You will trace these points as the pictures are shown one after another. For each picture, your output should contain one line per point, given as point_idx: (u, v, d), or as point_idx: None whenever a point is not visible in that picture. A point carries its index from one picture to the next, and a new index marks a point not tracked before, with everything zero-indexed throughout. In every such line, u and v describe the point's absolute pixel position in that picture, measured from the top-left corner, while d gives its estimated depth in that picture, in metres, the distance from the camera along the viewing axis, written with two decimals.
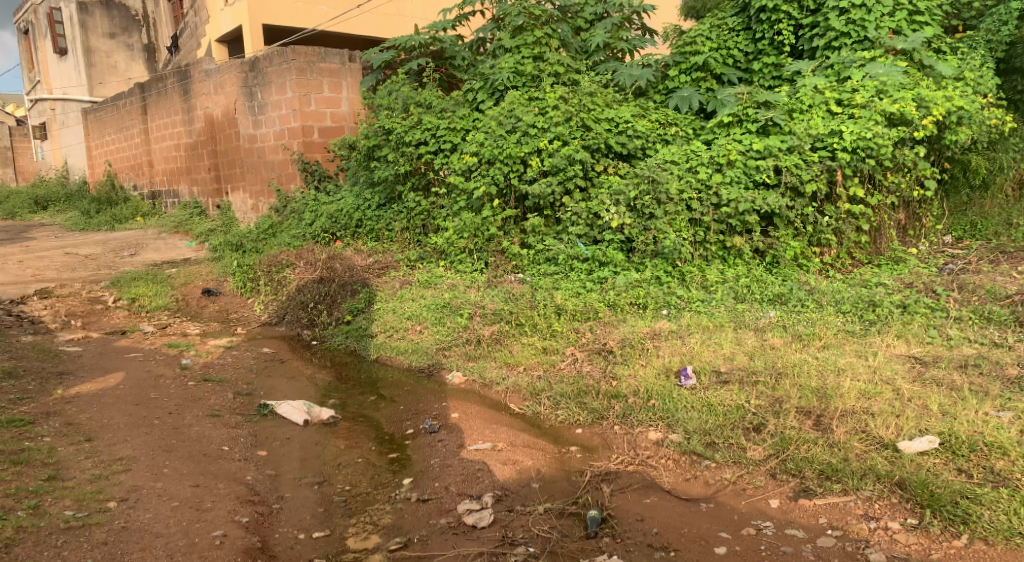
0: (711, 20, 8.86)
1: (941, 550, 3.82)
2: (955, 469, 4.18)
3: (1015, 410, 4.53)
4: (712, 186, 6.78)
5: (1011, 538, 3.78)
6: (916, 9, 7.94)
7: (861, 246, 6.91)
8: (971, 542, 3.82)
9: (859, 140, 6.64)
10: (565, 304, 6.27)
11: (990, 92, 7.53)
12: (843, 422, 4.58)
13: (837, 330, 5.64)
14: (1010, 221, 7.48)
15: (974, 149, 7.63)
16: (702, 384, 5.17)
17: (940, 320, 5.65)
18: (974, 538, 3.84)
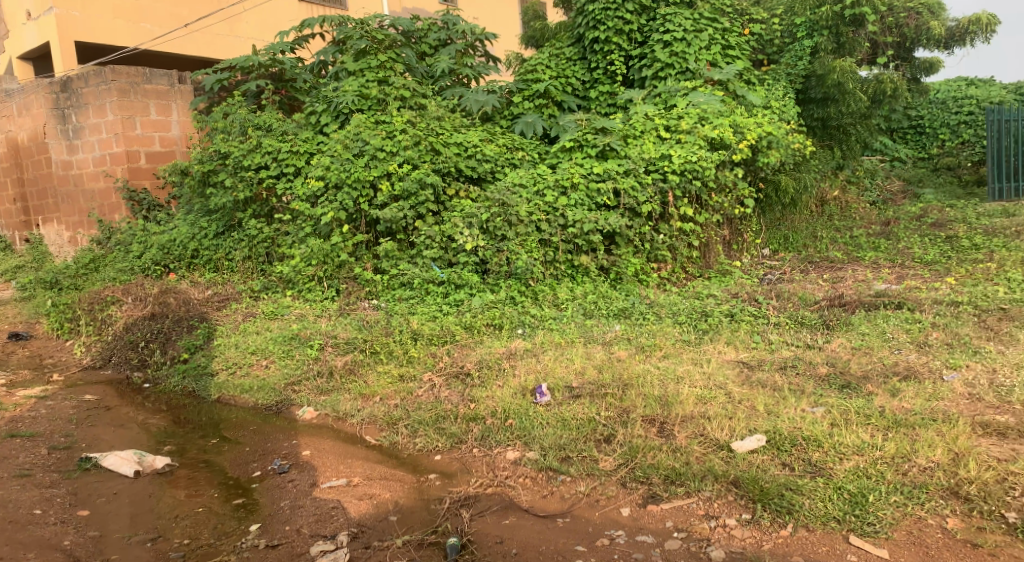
0: (550, 50, 9.52)
1: (771, 540, 4.02)
2: (779, 463, 4.43)
3: (825, 405, 4.91)
4: (558, 209, 7.12)
5: (828, 523, 4.03)
6: (728, 44, 9.04)
7: (693, 260, 7.55)
8: (796, 530, 4.04)
9: (686, 163, 7.29)
10: (421, 329, 6.27)
11: (792, 119, 8.64)
12: (684, 427, 4.84)
13: (675, 340, 6.03)
14: (815, 233, 8.87)
15: (783, 170, 8.46)
16: (556, 400, 5.30)
17: (763, 327, 6.21)
18: (798, 526, 4.06)
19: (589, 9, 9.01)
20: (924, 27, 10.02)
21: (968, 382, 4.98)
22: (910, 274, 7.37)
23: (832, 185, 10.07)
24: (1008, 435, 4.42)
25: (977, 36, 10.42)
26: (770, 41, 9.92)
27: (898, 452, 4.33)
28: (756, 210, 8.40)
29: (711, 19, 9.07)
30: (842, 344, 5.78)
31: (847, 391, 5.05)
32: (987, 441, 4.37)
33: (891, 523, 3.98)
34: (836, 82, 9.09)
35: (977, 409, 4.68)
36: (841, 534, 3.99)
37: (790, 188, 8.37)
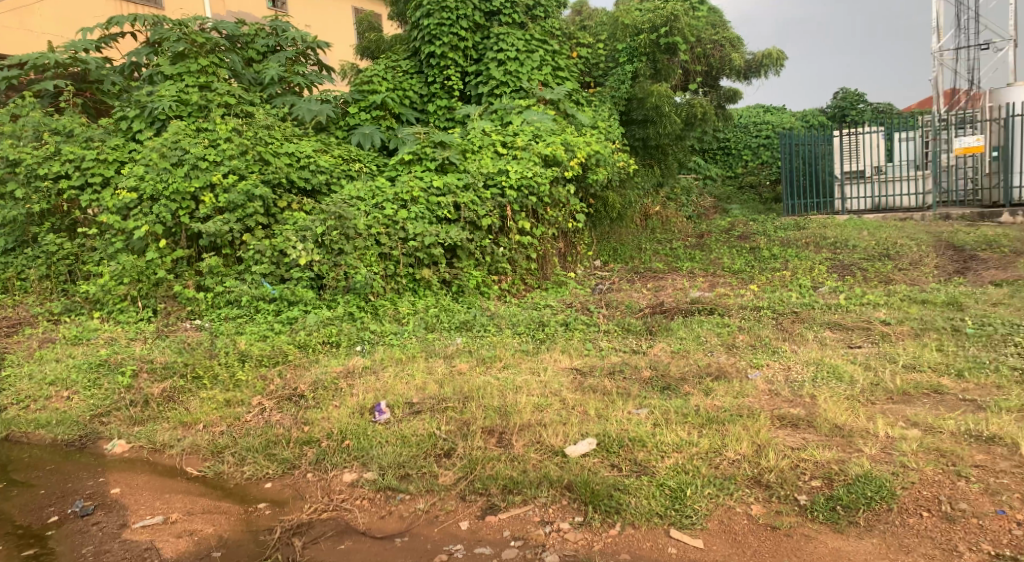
0: (386, 62, 9.45)
1: (601, 540, 4.14)
2: (609, 464, 4.60)
3: (649, 406, 5.16)
4: (398, 222, 7.11)
5: (651, 519, 4.19)
6: (558, 66, 9.42)
7: (531, 272, 7.73)
8: (623, 529, 4.18)
9: (523, 179, 7.51)
10: (250, 350, 6.03)
11: (618, 139, 9.08)
12: (522, 435, 4.93)
13: (514, 350, 6.15)
14: (640, 245, 9.51)
15: (611, 187, 8.87)
16: (396, 417, 5.25)
17: (593, 334, 6.48)
18: (625, 525, 4.20)
19: (423, 24, 9.07)
20: (726, 59, 10.95)
21: (768, 379, 5.41)
22: (722, 282, 7.96)
23: (654, 202, 10.70)
24: (799, 426, 4.76)
25: (769, 68, 11.46)
26: (595, 65, 10.50)
27: (710, 447, 4.59)
28: (588, 224, 8.77)
29: (542, 40, 9.43)
30: (663, 348, 6.14)
31: (667, 393, 5.34)
32: (783, 432, 4.71)
33: (706, 514, 4.18)
34: (655, 105, 9.67)
35: (776, 404, 5.06)
36: (662, 528, 4.15)
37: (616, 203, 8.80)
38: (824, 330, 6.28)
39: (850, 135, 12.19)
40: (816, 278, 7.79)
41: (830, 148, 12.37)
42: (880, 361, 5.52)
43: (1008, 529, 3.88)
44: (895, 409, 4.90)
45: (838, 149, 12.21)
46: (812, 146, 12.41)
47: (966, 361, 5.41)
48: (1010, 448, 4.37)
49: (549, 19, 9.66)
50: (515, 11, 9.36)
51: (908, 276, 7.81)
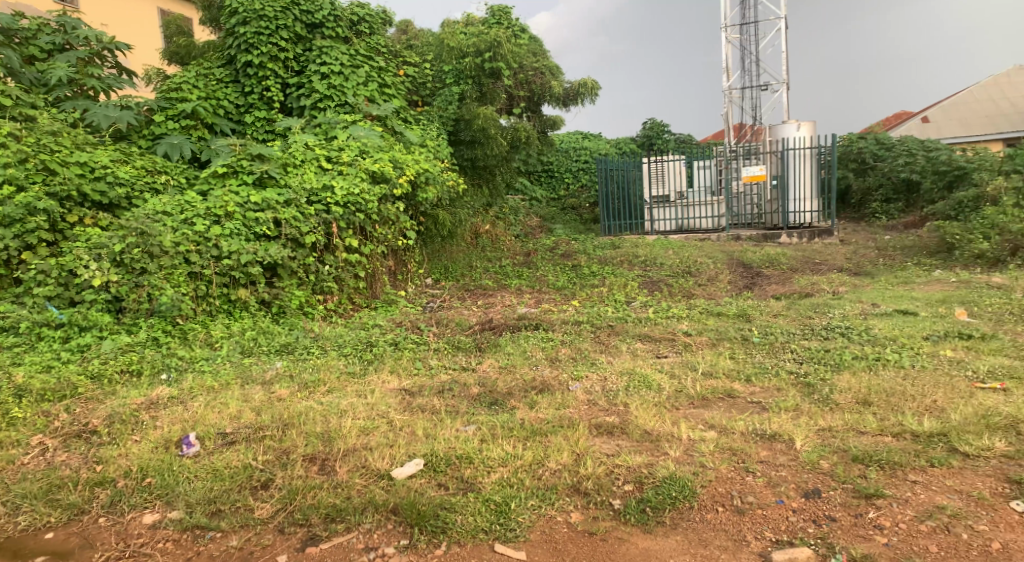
0: (197, 69, 8.85)
1: None
2: (436, 484, 4.45)
3: (477, 423, 5.07)
4: (211, 238, 6.60)
5: (477, 535, 4.09)
6: (385, 82, 9.28)
7: (360, 291, 7.50)
8: (449, 548, 4.05)
9: (349, 195, 7.28)
10: (30, 383, 5.34)
11: (447, 157, 9.04)
12: (345, 461, 4.67)
13: (339, 373, 5.88)
14: (471, 263, 9.50)
15: (441, 205, 8.80)
16: (206, 449, 4.83)
17: (423, 353, 6.33)
18: (451, 543, 4.08)
19: (239, 31, 8.61)
20: (547, 86, 11.32)
21: (587, 390, 5.51)
22: (547, 297, 8.10)
23: (484, 221, 10.74)
24: (614, 433, 4.86)
25: (585, 96, 11.89)
26: (423, 85, 10.33)
27: (534, 459, 4.56)
28: (419, 242, 8.61)
29: (368, 56, 9.31)
30: (491, 364, 6.10)
31: (494, 408, 5.29)
32: (600, 440, 4.78)
33: (529, 526, 4.14)
34: (482, 127, 9.73)
35: (594, 413, 5.15)
36: (487, 544, 4.06)
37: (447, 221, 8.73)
38: (636, 341, 6.53)
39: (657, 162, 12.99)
40: (629, 293, 8.13)
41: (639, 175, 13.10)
42: (683, 370, 5.81)
43: (784, 515, 4.04)
44: (695, 413, 5.13)
45: (646, 175, 12.95)
46: (624, 172, 13.08)
47: (754, 367, 5.81)
48: (788, 443, 4.61)
49: (374, 36, 9.60)
50: (339, 25, 9.21)
51: (706, 291, 8.36)
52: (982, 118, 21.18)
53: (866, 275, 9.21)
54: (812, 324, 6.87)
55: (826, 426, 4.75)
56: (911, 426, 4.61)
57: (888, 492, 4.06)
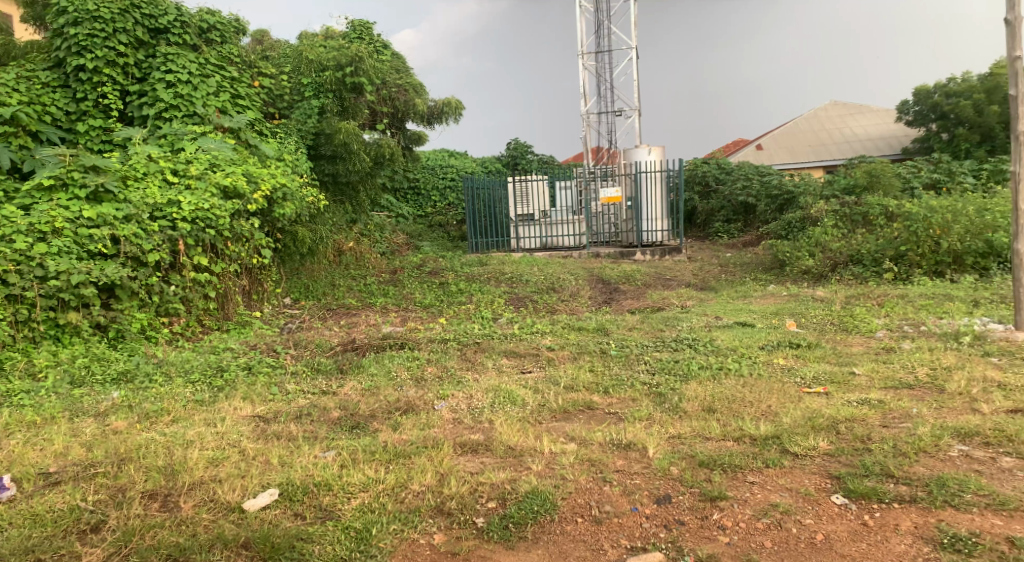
0: (18, 70, 8.11)
1: None
2: (292, 514, 4.38)
3: (337, 448, 5.02)
4: (34, 257, 6.16)
5: None
6: (238, 93, 9.02)
7: (210, 312, 7.26)
8: None
9: (197, 211, 7.07)
10: None
11: (305, 172, 8.94)
12: (191, 495, 4.50)
13: (185, 401, 5.64)
14: (333, 281, 9.37)
15: (300, 222, 8.57)
16: (24, 492, 4.53)
17: (279, 377, 6.19)
18: None
19: (68, 33, 8.09)
20: (410, 103, 11.43)
21: (453, 408, 5.57)
22: (412, 316, 8.13)
23: (348, 237, 10.46)
24: (478, 451, 4.94)
25: (448, 116, 12.27)
26: (279, 97, 9.87)
27: (396, 483, 4.57)
28: (275, 260, 8.43)
29: (219, 66, 9.02)
30: (353, 386, 6.03)
31: (357, 432, 5.25)
32: (464, 458, 4.85)
33: (391, 550, 4.13)
34: (343, 142, 9.71)
35: (459, 431, 5.21)
36: None
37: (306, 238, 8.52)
38: (501, 358, 6.67)
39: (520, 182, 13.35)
40: (496, 310, 8.29)
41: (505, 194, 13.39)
42: (546, 384, 5.98)
43: (639, 522, 4.25)
44: (557, 426, 5.31)
45: (510, 195, 13.27)
46: (488, 191, 13.36)
47: (611, 380, 6.07)
48: (641, 451, 4.87)
49: (226, 45, 9.24)
50: (186, 32, 8.83)
51: (568, 306, 8.66)
52: (807, 145, 23.15)
53: (711, 290, 9.85)
54: (663, 336, 7.27)
55: (675, 433, 5.05)
56: (748, 430, 4.98)
57: (730, 494, 4.36)
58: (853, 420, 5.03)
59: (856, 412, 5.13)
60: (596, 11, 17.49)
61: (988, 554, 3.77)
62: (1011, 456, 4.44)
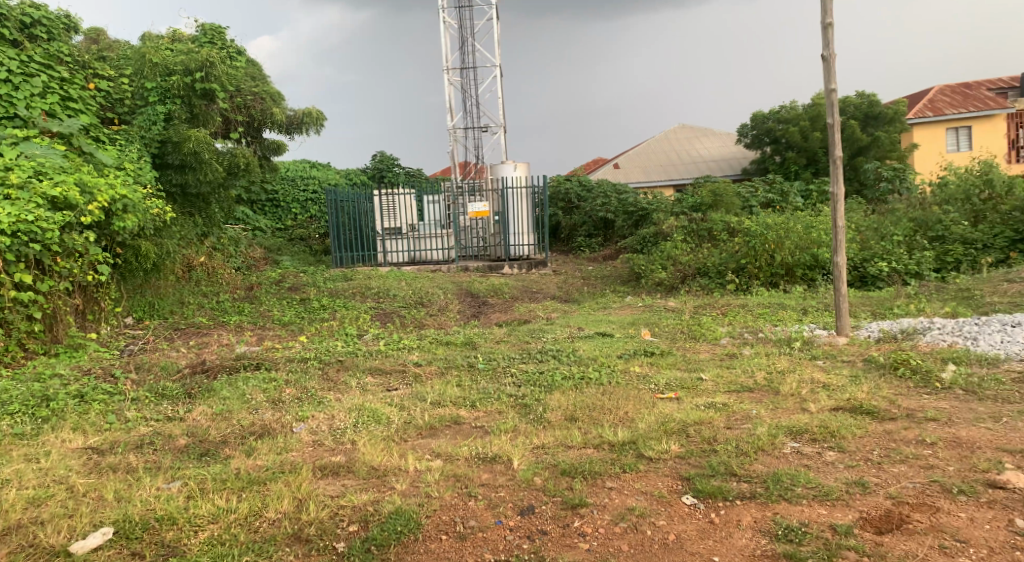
0: None
1: None
2: (129, 554, 4.10)
3: (182, 478, 4.76)
4: None
5: None
6: (68, 96, 8.42)
7: (35, 335, 6.75)
8: None
9: (20, 223, 6.43)
10: None
11: (148, 183, 8.49)
12: (7, 541, 4.15)
13: (4, 435, 5.20)
14: (181, 299, 8.96)
15: (143, 235, 8.04)
16: None
17: (117, 405, 5.81)
18: None
19: None
20: (268, 112, 11.12)
21: (313, 430, 5.42)
22: (270, 334, 7.86)
23: (198, 251, 10.19)
24: (339, 473, 4.82)
25: (309, 126, 12.04)
26: (119, 101, 9.43)
27: (249, 511, 4.38)
28: (114, 277, 7.88)
29: (45, 65, 8.39)
30: (203, 411, 5.75)
31: (206, 459, 5.01)
32: (324, 482, 4.71)
33: None
34: (192, 150, 9.25)
35: (319, 454, 5.07)
36: None
37: (150, 253, 7.94)
38: (366, 376, 6.54)
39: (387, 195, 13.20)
40: (361, 326, 8.15)
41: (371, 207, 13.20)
42: (412, 401, 5.93)
43: (502, 535, 4.26)
44: (423, 443, 5.26)
45: (377, 208, 13.08)
46: (354, 204, 13.11)
47: (478, 393, 6.09)
48: (506, 464, 4.91)
49: (53, 41, 8.68)
50: (5, 25, 8.19)
51: (435, 320, 8.65)
52: (659, 165, 24.28)
53: (575, 302, 10.13)
54: (528, 348, 7.38)
55: (539, 444, 5.14)
56: (607, 437, 5.14)
57: (590, 500, 4.48)
58: (701, 423, 5.31)
59: (704, 415, 5.41)
60: (459, 27, 17.63)
61: (815, 543, 3.96)
62: (834, 449, 4.80)
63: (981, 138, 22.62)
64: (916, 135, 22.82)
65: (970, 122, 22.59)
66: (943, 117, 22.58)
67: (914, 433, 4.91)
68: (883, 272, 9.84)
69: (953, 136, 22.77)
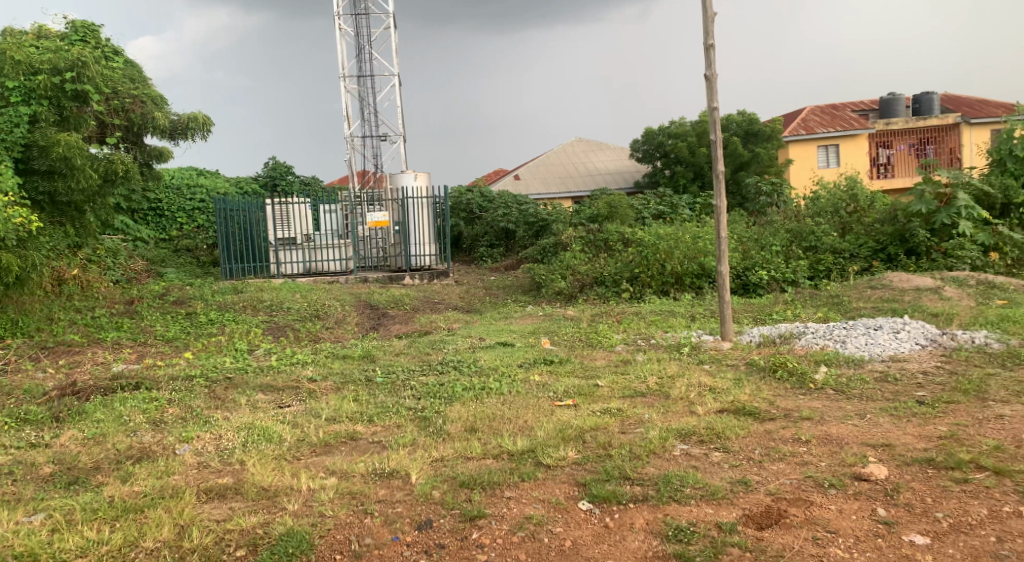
0: None
1: None
2: None
3: (46, 510, 4.50)
4: None
5: None
6: None
7: None
8: None
9: None
10: None
11: (10, 191, 7.76)
12: None
13: None
14: (50, 315, 8.52)
15: (4, 246, 7.58)
16: None
17: None
18: None
19: None
20: (148, 116, 10.92)
21: (197, 451, 5.23)
22: (151, 351, 7.54)
23: (70, 265, 9.99)
24: (226, 496, 4.68)
25: (197, 132, 11.72)
26: None
27: (123, 542, 4.19)
28: None
29: None
30: (73, 436, 5.46)
31: (74, 488, 4.76)
32: (209, 506, 4.56)
33: None
34: (62, 155, 8.65)
35: (204, 477, 4.90)
36: None
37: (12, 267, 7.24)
38: (257, 393, 6.36)
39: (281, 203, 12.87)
40: (252, 341, 7.94)
41: (263, 216, 12.86)
42: (306, 418, 5.82)
43: (398, 551, 4.22)
44: (317, 460, 5.16)
45: (270, 217, 12.74)
46: (246, 213, 12.72)
47: (375, 407, 6.03)
48: (404, 479, 4.88)
49: None
50: None
51: (332, 334, 8.50)
52: (557, 176, 24.72)
53: (476, 312, 10.17)
54: (429, 360, 7.36)
55: (438, 457, 5.13)
56: (506, 447, 5.19)
57: (489, 512, 4.49)
58: (597, 429, 5.43)
59: (600, 421, 5.54)
60: (356, 36, 17.46)
61: (702, 541, 4.08)
62: (720, 450, 5.00)
63: (848, 155, 24.07)
64: (790, 151, 24.17)
65: (837, 140, 24.09)
66: (814, 136, 23.94)
67: (791, 431, 5.17)
68: (762, 281, 10.39)
69: (824, 153, 24.24)
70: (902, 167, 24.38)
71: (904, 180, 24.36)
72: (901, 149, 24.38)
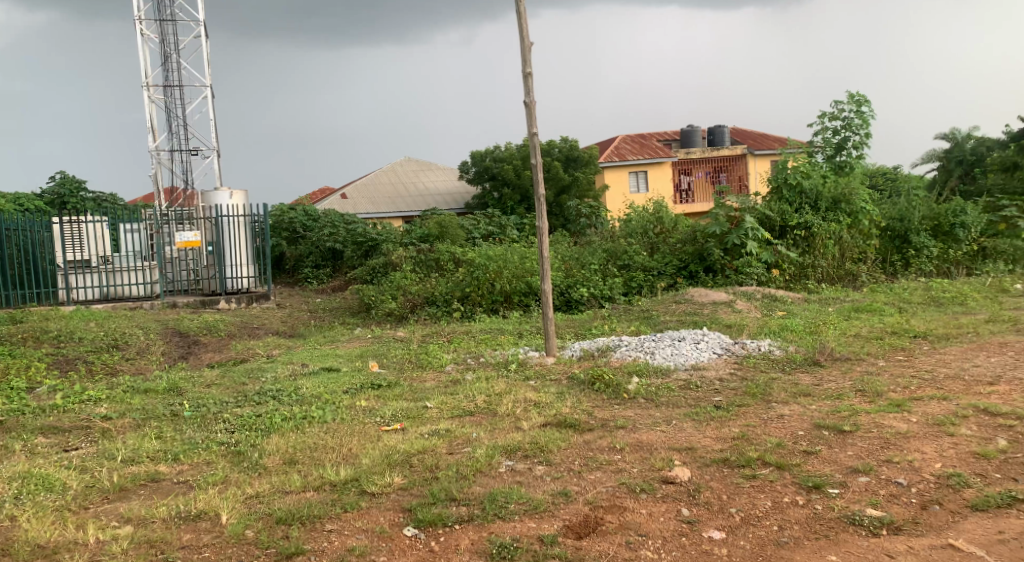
0: None
1: None
2: None
3: None
4: None
5: None
6: None
7: None
8: None
9: None
10: None
11: None
12: None
13: None
14: None
15: None
16: None
17: None
18: None
19: None
20: None
21: None
22: None
23: None
24: None
25: None
26: None
27: None
28: None
29: None
30: None
31: None
32: None
33: None
34: None
35: None
36: None
37: None
38: (36, 437, 5.72)
39: (73, 223, 11.76)
40: (33, 378, 7.15)
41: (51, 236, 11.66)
42: (96, 461, 5.29)
43: None
44: (109, 508, 4.69)
45: (59, 236, 11.60)
46: (29, 232, 11.52)
47: (182, 445, 5.58)
48: (212, 520, 4.52)
49: None
50: None
51: (132, 366, 7.83)
52: (385, 196, 24.42)
53: (299, 336, 9.79)
54: (245, 390, 6.93)
55: (253, 493, 4.81)
56: (329, 477, 4.96)
57: (307, 547, 4.24)
58: (424, 451, 5.32)
59: (427, 444, 5.43)
60: (162, 44, 16.44)
61: (524, 556, 4.05)
62: (543, 463, 5.05)
63: (656, 181, 25.77)
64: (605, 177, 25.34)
65: (647, 167, 25.62)
66: (625, 163, 25.32)
67: (607, 440, 5.32)
68: (584, 297, 10.78)
69: (635, 179, 25.68)
70: (701, 194, 26.17)
71: (703, 205, 25.85)
72: (699, 176, 26.21)
